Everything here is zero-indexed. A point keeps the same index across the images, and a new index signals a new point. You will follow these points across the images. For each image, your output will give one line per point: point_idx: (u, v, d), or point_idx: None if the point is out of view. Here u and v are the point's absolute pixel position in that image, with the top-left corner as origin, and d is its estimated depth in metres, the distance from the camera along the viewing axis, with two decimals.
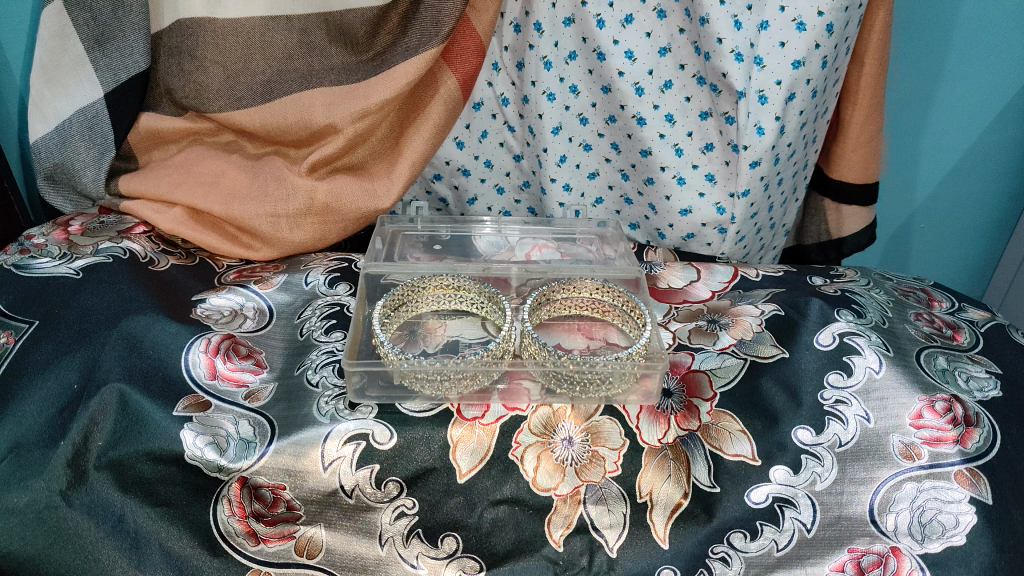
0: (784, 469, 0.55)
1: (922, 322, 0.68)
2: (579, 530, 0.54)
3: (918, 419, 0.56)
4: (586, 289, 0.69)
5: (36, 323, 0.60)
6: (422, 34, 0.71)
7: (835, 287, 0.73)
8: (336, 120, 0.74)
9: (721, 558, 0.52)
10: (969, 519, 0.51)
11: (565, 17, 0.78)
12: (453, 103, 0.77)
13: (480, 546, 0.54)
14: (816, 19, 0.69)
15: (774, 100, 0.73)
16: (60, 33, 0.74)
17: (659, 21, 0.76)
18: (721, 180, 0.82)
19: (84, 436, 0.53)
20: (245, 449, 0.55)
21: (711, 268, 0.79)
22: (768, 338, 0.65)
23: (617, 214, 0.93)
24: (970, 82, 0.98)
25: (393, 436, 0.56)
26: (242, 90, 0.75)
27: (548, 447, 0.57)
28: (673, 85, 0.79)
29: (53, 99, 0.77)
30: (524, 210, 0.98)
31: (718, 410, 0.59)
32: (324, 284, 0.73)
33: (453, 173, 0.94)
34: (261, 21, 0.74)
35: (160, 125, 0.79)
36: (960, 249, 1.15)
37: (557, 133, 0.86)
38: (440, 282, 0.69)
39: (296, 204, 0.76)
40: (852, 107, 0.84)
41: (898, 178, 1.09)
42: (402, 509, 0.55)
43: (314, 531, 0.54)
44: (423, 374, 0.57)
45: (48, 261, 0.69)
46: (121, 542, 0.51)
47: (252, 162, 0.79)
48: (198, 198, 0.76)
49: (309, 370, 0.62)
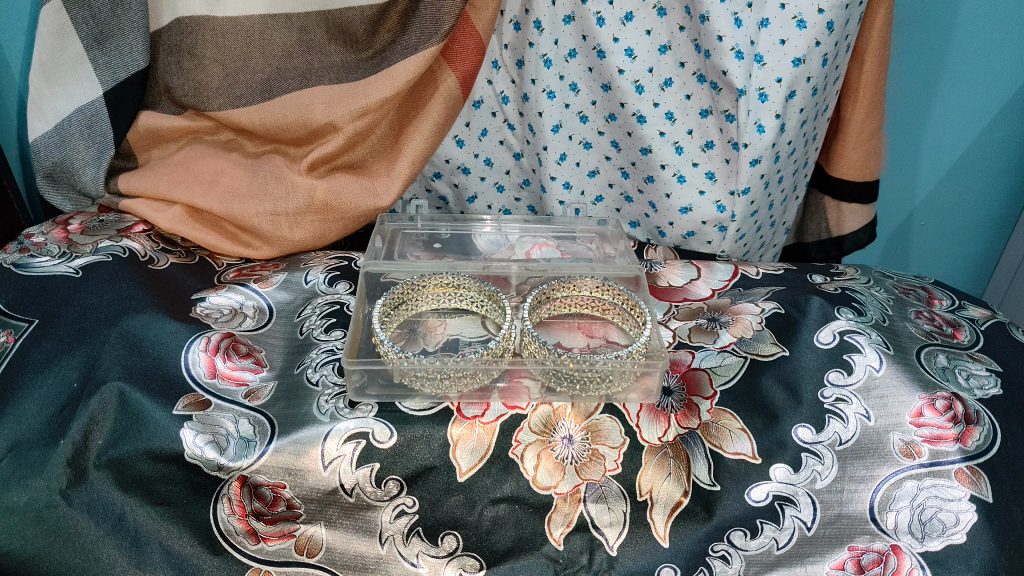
0: (784, 467, 0.55)
1: (922, 320, 0.68)
2: (580, 528, 0.54)
3: (919, 417, 0.56)
4: (586, 288, 0.69)
5: (35, 322, 0.60)
6: (421, 33, 0.71)
7: (836, 285, 0.73)
8: (335, 119, 0.74)
9: (721, 556, 0.52)
10: (969, 517, 0.50)
11: (565, 15, 0.78)
12: (453, 101, 0.77)
13: (480, 545, 0.54)
14: (816, 17, 0.68)
15: (774, 98, 0.73)
16: (59, 31, 0.74)
17: (659, 19, 0.76)
18: (721, 178, 0.82)
19: (84, 435, 0.53)
20: (244, 448, 0.55)
21: (711, 266, 0.79)
22: (768, 336, 0.65)
23: (617, 213, 0.93)
24: (970, 81, 0.98)
25: (393, 435, 0.56)
26: (241, 89, 0.75)
27: (549, 446, 0.57)
28: (673, 83, 0.79)
29: (52, 98, 0.76)
30: (524, 208, 0.98)
31: (718, 409, 0.59)
32: (324, 283, 0.73)
33: (452, 172, 0.94)
34: (261, 20, 0.74)
35: (160, 123, 0.79)
36: (960, 247, 1.15)
37: (557, 131, 0.86)
38: (440, 281, 0.68)
39: (295, 203, 0.76)
40: (852, 105, 0.84)
41: (898, 176, 1.09)
42: (402, 507, 0.55)
43: (314, 530, 0.54)
44: (423, 373, 0.57)
45: (47, 260, 0.69)
46: (121, 541, 0.51)
47: (251, 160, 0.79)
48: (197, 197, 0.76)
49: (308, 369, 0.62)
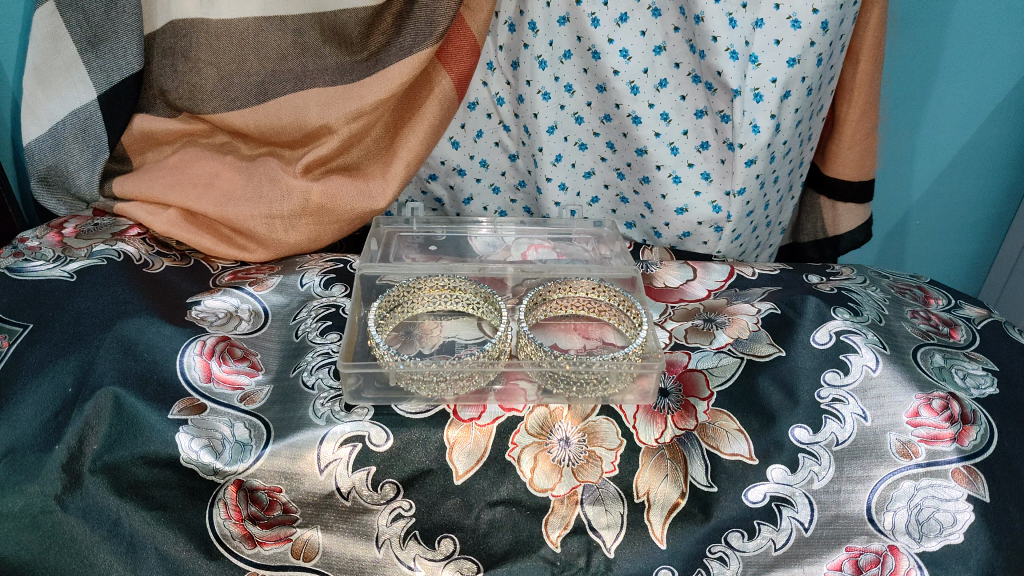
0: (781, 468, 0.55)
1: (918, 319, 0.68)
2: (577, 531, 0.54)
3: (916, 416, 0.56)
4: (582, 289, 0.69)
5: (30, 327, 0.60)
6: (416, 34, 0.71)
7: (832, 285, 0.73)
8: (330, 121, 0.74)
9: (719, 558, 0.52)
10: (967, 516, 0.51)
11: (559, 16, 0.78)
12: (449, 102, 0.76)
13: (478, 547, 0.54)
14: (811, 17, 0.68)
15: (769, 98, 0.73)
16: (53, 34, 0.74)
17: (654, 20, 0.76)
18: (717, 178, 0.82)
19: (79, 440, 0.53)
20: (239, 452, 0.55)
21: (707, 267, 0.79)
22: (765, 336, 0.65)
23: (613, 214, 0.93)
24: (964, 80, 0.98)
25: (389, 438, 0.56)
26: (235, 91, 0.75)
27: (545, 448, 0.57)
28: (668, 84, 0.79)
29: (46, 101, 0.76)
30: (519, 209, 0.98)
31: (715, 410, 0.59)
32: (319, 285, 0.73)
33: (448, 174, 0.94)
34: (254, 22, 0.74)
35: (155, 126, 0.78)
36: (955, 246, 1.16)
37: (553, 132, 0.86)
38: (435, 283, 0.68)
39: (290, 206, 0.76)
40: (847, 104, 0.84)
41: (894, 175, 1.08)
42: (398, 511, 0.55)
43: (311, 534, 0.54)
44: (418, 376, 0.56)
45: (41, 264, 0.68)
46: (117, 546, 0.50)
47: (246, 162, 0.79)
48: (192, 200, 0.76)
49: (304, 373, 0.61)
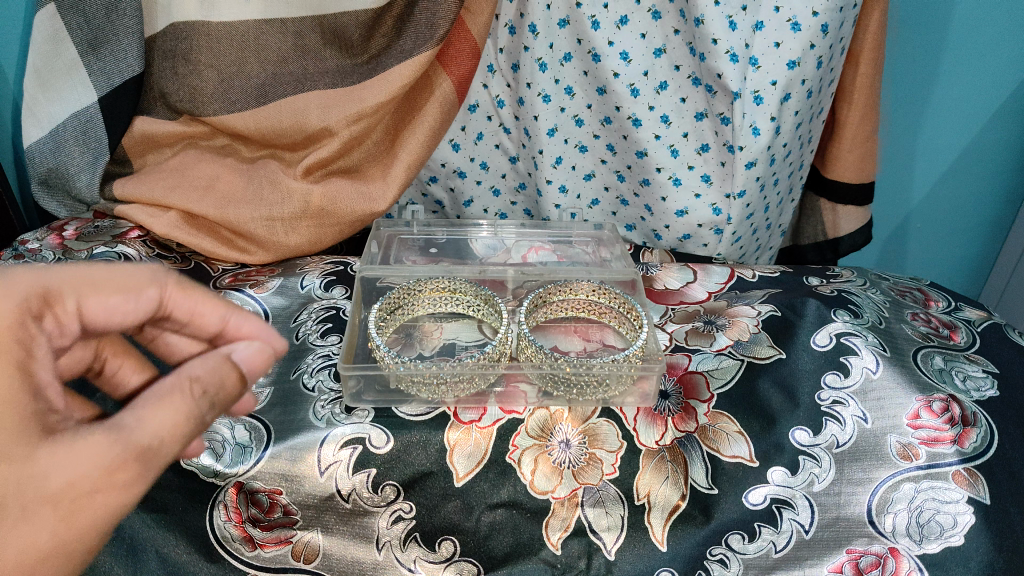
0: (782, 469, 0.55)
1: (919, 322, 0.68)
2: (577, 533, 0.54)
3: (916, 419, 0.56)
4: (582, 290, 0.68)
5: None
6: (416, 38, 0.71)
7: (832, 287, 0.73)
8: (330, 124, 0.74)
9: (720, 560, 0.52)
10: (967, 519, 0.51)
11: (559, 19, 0.78)
12: (448, 105, 0.76)
13: (479, 550, 0.54)
14: (810, 19, 0.69)
15: (769, 101, 0.73)
16: (53, 37, 0.74)
17: (654, 22, 0.76)
18: (717, 180, 0.82)
19: None
20: (240, 454, 0.55)
21: (706, 268, 0.79)
22: (765, 338, 0.65)
23: (614, 216, 0.93)
24: (964, 82, 0.98)
25: (390, 441, 0.56)
26: (235, 93, 0.75)
27: (546, 450, 0.57)
28: (668, 86, 0.79)
29: (47, 103, 0.76)
30: (519, 211, 0.98)
31: (715, 412, 0.59)
32: (320, 287, 0.73)
33: (448, 176, 0.93)
34: (255, 25, 0.74)
35: (155, 129, 0.79)
36: (955, 248, 1.16)
37: (553, 135, 0.86)
38: (435, 285, 0.68)
39: (290, 208, 0.76)
40: (847, 107, 0.84)
41: (894, 177, 1.09)
42: (399, 513, 0.55)
43: (311, 536, 0.54)
44: (419, 378, 0.56)
45: None
46: (116, 548, 0.51)
47: (246, 165, 0.79)
48: (192, 202, 0.75)
49: (304, 375, 0.61)
